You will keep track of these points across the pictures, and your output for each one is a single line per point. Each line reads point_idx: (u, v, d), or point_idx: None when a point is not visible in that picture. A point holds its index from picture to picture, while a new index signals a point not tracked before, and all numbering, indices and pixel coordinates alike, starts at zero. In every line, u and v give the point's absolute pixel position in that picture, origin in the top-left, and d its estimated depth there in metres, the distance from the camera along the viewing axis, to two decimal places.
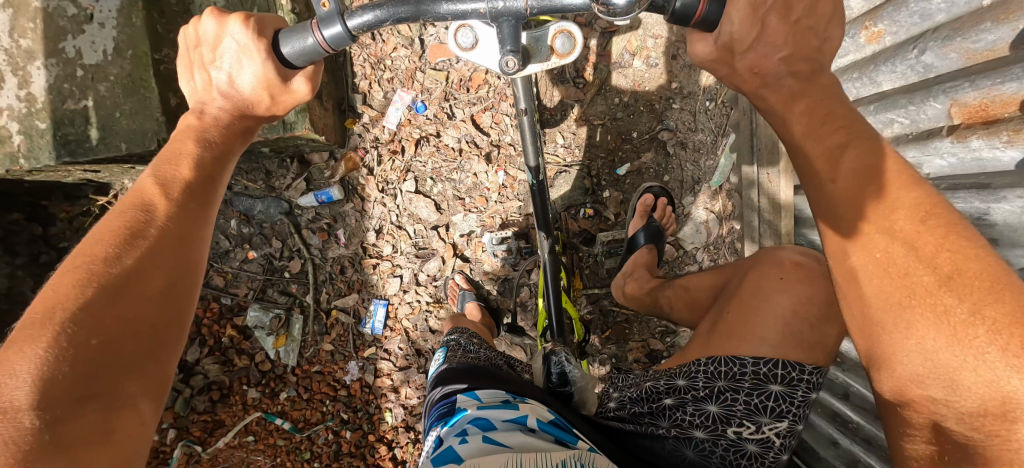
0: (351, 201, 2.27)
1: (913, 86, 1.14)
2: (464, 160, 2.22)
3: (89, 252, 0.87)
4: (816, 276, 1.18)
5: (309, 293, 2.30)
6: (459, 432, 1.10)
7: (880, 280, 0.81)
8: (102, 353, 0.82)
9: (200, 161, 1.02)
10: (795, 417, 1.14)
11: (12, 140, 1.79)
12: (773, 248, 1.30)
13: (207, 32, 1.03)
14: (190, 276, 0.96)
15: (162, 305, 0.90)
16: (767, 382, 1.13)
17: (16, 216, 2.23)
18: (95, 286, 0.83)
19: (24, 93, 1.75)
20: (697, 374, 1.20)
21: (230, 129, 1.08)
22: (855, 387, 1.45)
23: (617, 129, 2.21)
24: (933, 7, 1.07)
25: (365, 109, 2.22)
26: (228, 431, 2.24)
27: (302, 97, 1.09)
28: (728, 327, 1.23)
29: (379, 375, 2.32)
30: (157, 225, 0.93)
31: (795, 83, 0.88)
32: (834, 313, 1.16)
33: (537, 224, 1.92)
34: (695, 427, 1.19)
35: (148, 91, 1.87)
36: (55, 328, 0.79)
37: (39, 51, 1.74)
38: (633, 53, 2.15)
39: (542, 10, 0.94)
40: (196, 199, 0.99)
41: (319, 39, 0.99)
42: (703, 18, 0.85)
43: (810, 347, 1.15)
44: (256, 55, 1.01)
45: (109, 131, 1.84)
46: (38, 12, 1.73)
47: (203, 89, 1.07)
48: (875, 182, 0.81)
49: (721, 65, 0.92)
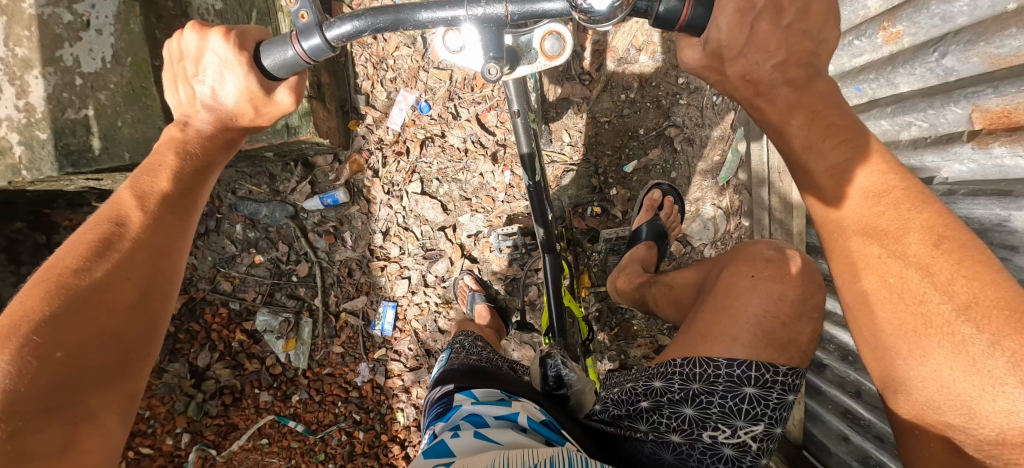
0: (357, 203, 2.26)
1: (932, 89, 1.13)
2: (470, 160, 2.20)
3: (61, 265, 0.88)
4: (788, 274, 1.16)
5: (318, 296, 2.30)
6: (452, 428, 1.13)
7: (894, 304, 0.83)
8: (66, 366, 0.82)
9: (179, 171, 1.02)
10: (770, 420, 1.14)
11: (12, 152, 1.76)
12: (749, 244, 1.28)
13: (190, 46, 1.01)
14: (165, 288, 0.96)
15: (135, 317, 0.90)
16: (741, 385, 1.13)
17: (18, 226, 2.22)
18: (63, 298, 0.84)
19: (22, 103, 1.72)
20: (672, 376, 1.20)
21: (215, 140, 1.07)
22: (868, 385, 1.46)
23: (623, 126, 2.20)
24: (955, 10, 1.04)
25: (369, 110, 2.20)
26: (242, 434, 2.25)
27: (287, 108, 1.05)
28: (701, 325, 1.22)
29: (390, 376, 2.33)
30: (131, 237, 0.93)
31: (792, 92, 0.84)
32: (805, 312, 1.16)
33: (535, 222, 1.86)
34: (671, 431, 1.19)
35: (150, 100, 1.86)
36: (19, 340, 0.79)
37: (36, 59, 1.70)
38: (638, 49, 2.11)
39: (523, 17, 0.90)
40: (174, 211, 1.00)
41: (299, 51, 0.95)
42: (690, 23, 0.79)
43: (783, 347, 1.15)
44: (238, 68, 0.99)
45: (112, 140, 1.81)
46: (33, 19, 1.69)
47: (188, 103, 1.06)
48: (885, 202, 0.84)
49: (712, 72, 0.86)
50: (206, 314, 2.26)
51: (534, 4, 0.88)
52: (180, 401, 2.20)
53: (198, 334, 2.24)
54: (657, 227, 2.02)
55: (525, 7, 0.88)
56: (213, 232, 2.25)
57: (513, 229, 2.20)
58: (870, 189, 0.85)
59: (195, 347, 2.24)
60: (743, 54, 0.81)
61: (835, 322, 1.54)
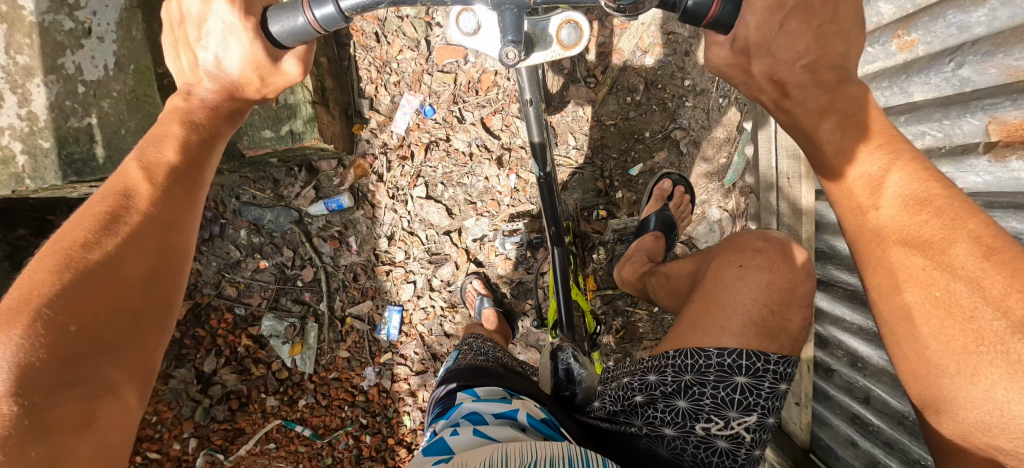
0: (361, 208, 2.25)
1: (948, 99, 1.12)
2: (475, 164, 2.20)
3: (69, 238, 0.87)
4: (776, 263, 1.18)
5: (324, 301, 2.29)
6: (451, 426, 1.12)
7: (940, 321, 0.79)
8: (81, 340, 0.81)
9: (186, 143, 1.01)
10: (763, 410, 1.15)
11: (15, 160, 1.75)
12: (739, 235, 1.29)
13: (191, 9, 0.99)
14: (177, 261, 0.95)
15: (147, 290, 0.90)
16: (732, 374, 1.14)
17: (22, 232, 2.21)
18: (73, 271, 0.83)
19: (25, 112, 1.71)
20: (666, 368, 1.19)
21: (219, 110, 1.05)
22: (876, 391, 1.46)
23: (629, 129, 2.19)
24: (973, 20, 1.03)
25: (372, 114, 2.19)
26: (249, 439, 2.26)
27: (293, 78, 1.07)
28: (693, 318, 1.23)
29: (396, 380, 2.33)
30: (139, 210, 0.93)
31: (822, 96, 0.84)
32: (795, 299, 1.17)
33: (545, 219, 1.86)
34: (665, 424, 1.19)
35: (154, 107, 1.82)
36: (31, 313, 0.79)
37: (38, 67, 1.69)
38: (645, 51, 2.10)
39: (547, 1, 0.95)
40: (182, 183, 0.99)
41: (310, 19, 0.97)
42: (716, 19, 0.82)
43: (774, 335, 1.16)
44: (243, 34, 0.98)
45: (116, 149, 1.80)
46: (34, 26, 1.67)
47: (190, 71, 1.04)
48: (928, 210, 0.81)
49: (737, 71, 0.88)
50: (212, 320, 2.26)
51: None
52: (187, 407, 2.21)
53: (204, 340, 2.24)
54: (667, 219, 2.01)
55: None
56: (218, 237, 2.24)
57: (518, 225, 2.21)
58: (907, 195, 0.83)
59: (201, 353, 2.24)
60: (772, 53, 0.82)
61: (844, 329, 1.54)
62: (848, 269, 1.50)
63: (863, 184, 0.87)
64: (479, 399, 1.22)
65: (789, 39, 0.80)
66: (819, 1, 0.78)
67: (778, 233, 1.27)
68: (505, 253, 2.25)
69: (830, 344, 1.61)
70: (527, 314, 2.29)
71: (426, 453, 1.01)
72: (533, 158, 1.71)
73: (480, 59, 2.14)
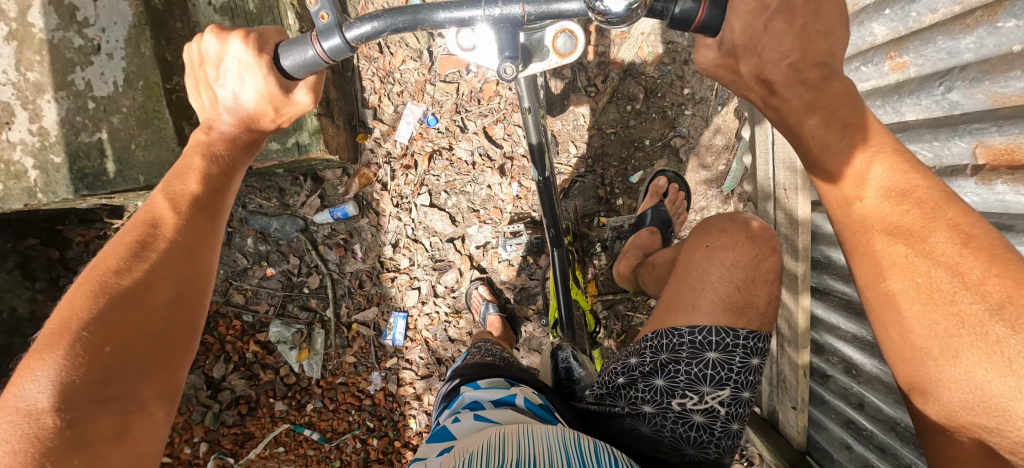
0: (366, 216, 2.29)
1: (938, 120, 1.15)
2: (478, 173, 2.23)
3: (103, 265, 0.92)
4: (739, 241, 1.29)
5: (330, 308, 2.34)
6: (455, 415, 1.20)
7: (923, 305, 0.82)
8: (115, 360, 0.86)
9: (207, 174, 1.07)
10: (736, 384, 1.21)
11: (27, 175, 1.78)
12: (709, 219, 1.40)
13: (209, 50, 1.06)
14: (200, 283, 1.00)
15: (174, 312, 0.95)
16: (703, 350, 1.21)
17: (32, 242, 2.24)
18: (106, 297, 0.89)
19: (36, 127, 1.74)
20: (645, 351, 1.28)
21: (237, 142, 1.12)
22: (870, 398, 1.50)
23: (629, 137, 2.22)
24: (962, 46, 1.06)
25: (376, 124, 2.22)
26: (258, 443, 2.31)
27: (305, 108, 1.12)
28: (668, 300, 1.33)
29: (401, 384, 2.37)
30: (165, 238, 0.98)
31: (806, 92, 0.87)
32: (760, 275, 1.27)
33: (545, 220, 1.90)
34: (645, 402, 1.24)
35: (163, 122, 1.86)
36: (70, 337, 0.84)
37: (48, 84, 1.72)
38: (644, 60, 2.14)
39: (540, 16, 0.97)
40: (205, 211, 1.04)
41: (318, 50, 0.99)
42: (703, 23, 0.85)
43: (742, 311, 1.24)
44: (258, 70, 1.04)
45: (126, 163, 1.83)
46: (44, 44, 1.70)
47: (210, 107, 1.11)
48: (908, 201, 0.85)
49: (725, 72, 0.91)
50: (220, 326, 2.29)
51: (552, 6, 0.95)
52: (197, 412, 2.25)
53: (213, 346, 2.28)
54: (661, 215, 2.04)
55: (541, 8, 0.96)
56: (225, 246, 2.28)
57: (519, 227, 2.25)
58: (891, 186, 0.87)
59: (210, 359, 2.28)
60: (758, 54, 0.86)
61: (839, 337, 1.58)
62: (844, 280, 1.53)
63: (847, 177, 0.92)
64: (479, 389, 1.29)
65: (773, 39, 0.84)
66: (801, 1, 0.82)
67: (746, 215, 1.36)
68: (507, 259, 2.29)
69: (825, 350, 1.66)
70: (530, 319, 2.34)
71: (433, 443, 1.09)
72: (533, 161, 1.72)
73: (482, 69, 2.18)
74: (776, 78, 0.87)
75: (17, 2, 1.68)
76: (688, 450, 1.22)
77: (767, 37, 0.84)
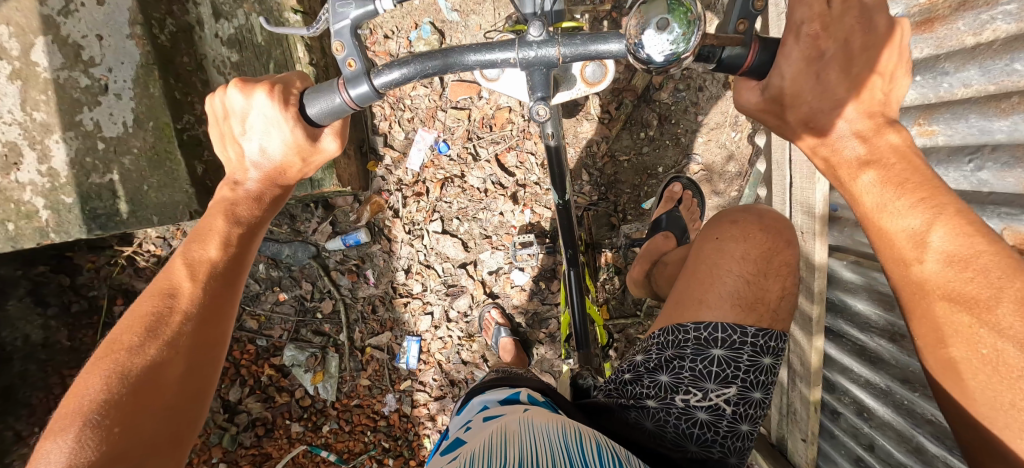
0: (378, 242, 2.28)
1: (965, 194, 1.21)
2: (490, 200, 2.22)
3: (119, 340, 0.94)
4: (751, 234, 1.25)
5: (343, 332, 2.35)
6: (464, 423, 1.14)
7: (988, 376, 0.85)
8: (124, 440, 0.87)
9: (229, 236, 1.06)
10: (743, 382, 1.19)
11: (38, 215, 1.73)
12: (721, 211, 1.36)
13: (234, 104, 1.04)
14: (211, 353, 1.01)
15: (183, 385, 0.96)
16: (708, 346, 1.20)
17: (41, 269, 2.10)
18: (119, 376, 0.90)
19: (45, 168, 1.70)
20: (651, 348, 1.28)
21: (262, 200, 1.10)
22: (881, 441, 1.54)
23: (642, 165, 2.21)
24: (994, 127, 1.12)
25: (387, 150, 2.20)
26: (276, 463, 2.33)
27: (331, 154, 1.09)
28: (677, 294, 1.31)
29: (416, 405, 2.41)
30: (181, 310, 0.99)
31: (862, 146, 0.92)
32: (771, 270, 1.24)
33: (564, 242, 1.81)
34: (648, 397, 1.22)
35: (175, 164, 1.81)
36: (83, 419, 0.86)
37: (55, 124, 1.67)
38: (658, 87, 2.11)
39: (575, 59, 0.93)
40: (222, 278, 1.04)
41: (346, 98, 0.95)
42: (752, 67, 0.87)
43: (752, 307, 1.22)
44: (284, 124, 1.02)
45: (139, 204, 1.80)
46: (49, 83, 1.65)
47: (236, 162, 1.10)
48: (973, 268, 0.84)
49: (771, 116, 0.95)
50: (234, 351, 2.30)
51: (591, 47, 0.90)
52: (214, 434, 2.28)
53: (228, 370, 2.29)
54: (677, 220, 1.97)
55: (579, 50, 0.90)
56: None
57: (530, 238, 2.21)
58: (952, 251, 0.86)
59: (226, 383, 2.29)
60: (805, 103, 0.89)
61: (852, 379, 1.61)
62: (860, 327, 1.55)
63: (906, 238, 0.90)
64: (487, 394, 1.24)
65: (825, 87, 0.86)
66: (858, 48, 0.84)
67: (761, 206, 1.33)
68: (519, 284, 2.31)
69: (836, 388, 1.69)
70: (543, 342, 2.36)
71: (442, 456, 1.03)
72: (554, 181, 1.63)
73: (494, 96, 2.16)
74: (828, 128, 0.91)
75: (19, 40, 1.62)
76: (690, 446, 1.18)
77: (819, 86, 0.87)
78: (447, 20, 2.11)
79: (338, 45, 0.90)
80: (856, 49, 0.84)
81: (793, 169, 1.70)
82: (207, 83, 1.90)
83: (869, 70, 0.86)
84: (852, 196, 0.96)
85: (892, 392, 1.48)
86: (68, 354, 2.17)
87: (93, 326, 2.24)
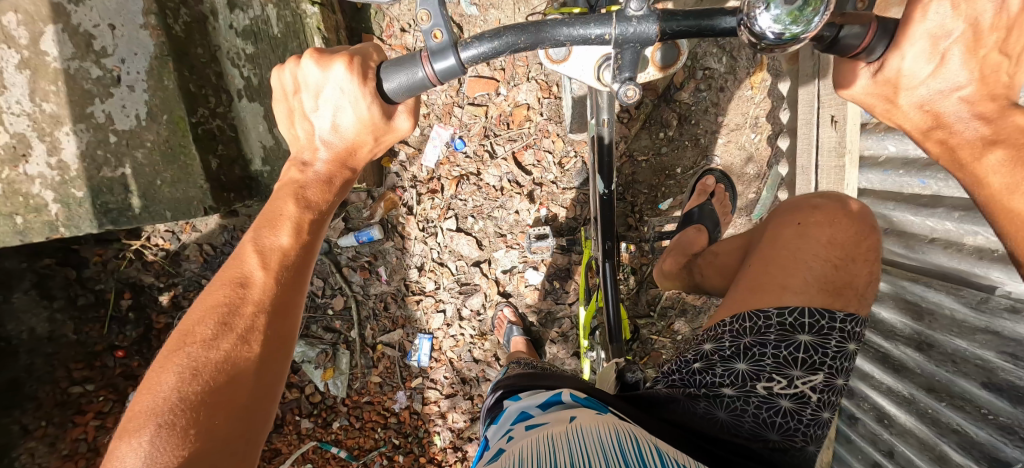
0: (391, 239, 2.26)
1: None
2: (506, 198, 2.20)
3: (191, 333, 0.96)
4: (837, 218, 1.22)
5: (355, 329, 2.33)
6: (505, 432, 1.02)
7: None
8: (202, 440, 0.89)
9: (300, 223, 1.09)
10: (830, 369, 1.15)
11: (48, 209, 1.66)
12: (794, 198, 1.33)
13: (309, 77, 1.03)
14: (282, 348, 1.03)
15: (255, 382, 0.98)
16: (795, 332, 1.16)
17: (48, 262, 2.05)
18: (193, 373, 0.93)
19: (55, 161, 1.63)
20: (722, 337, 1.23)
21: (331, 183, 1.13)
22: (901, 448, 1.55)
23: (660, 165, 2.19)
24: None
25: (402, 146, 2.16)
26: (285, 459, 2.29)
27: (403, 133, 1.11)
28: (751, 280, 1.26)
29: (426, 403, 2.40)
30: (252, 300, 1.01)
31: (984, 127, 0.91)
32: (858, 255, 1.21)
33: (602, 231, 1.74)
34: (724, 385, 1.17)
35: (189, 158, 1.77)
36: (158, 420, 0.88)
37: (66, 116, 1.61)
38: (679, 87, 2.09)
39: (678, 35, 0.90)
40: (293, 266, 1.07)
41: (428, 71, 0.92)
42: (869, 48, 0.85)
43: (839, 292, 1.19)
44: (361, 99, 1.02)
45: (152, 199, 1.75)
46: (58, 73, 1.58)
47: (305, 139, 1.11)
48: None
49: (879, 100, 0.94)
50: None
51: (699, 21, 0.88)
52: None
53: None
54: (710, 213, 1.94)
55: (683, 26, 0.88)
56: None
57: (546, 230, 2.16)
58: None
59: None
60: (916, 88, 0.90)
61: (873, 386, 1.60)
62: (884, 335, 1.55)
63: None
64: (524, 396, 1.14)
65: (948, 69, 0.87)
66: (988, 29, 0.83)
67: (837, 194, 1.30)
68: (533, 284, 2.29)
69: (855, 394, 1.68)
70: (554, 341, 2.35)
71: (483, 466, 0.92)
72: (600, 171, 1.61)
73: (513, 93, 2.14)
74: (946, 109, 0.91)
75: (28, 28, 1.54)
76: (771, 436, 1.13)
77: (940, 67, 0.87)
78: (465, 14, 2.07)
79: (424, 14, 0.85)
80: (985, 26, 0.83)
81: (820, 174, 1.69)
82: (221, 76, 1.86)
83: (999, 52, 0.86)
84: (974, 180, 0.96)
85: (915, 400, 1.48)
86: (75, 348, 2.12)
87: (100, 320, 2.19)
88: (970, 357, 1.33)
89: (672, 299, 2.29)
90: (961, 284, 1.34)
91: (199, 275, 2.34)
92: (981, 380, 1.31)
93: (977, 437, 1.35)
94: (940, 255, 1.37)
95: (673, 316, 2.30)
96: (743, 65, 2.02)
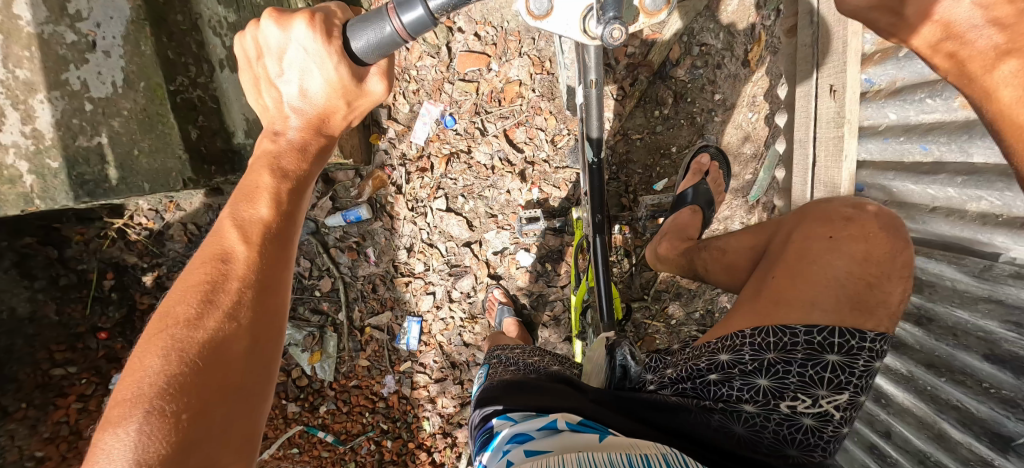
0: (380, 219, 2.21)
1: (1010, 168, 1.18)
2: (497, 177, 2.15)
3: (173, 313, 0.89)
4: (870, 232, 1.14)
5: (342, 311, 2.28)
6: (502, 457, 0.93)
7: None
8: (194, 426, 0.84)
9: (278, 193, 1.01)
10: (857, 388, 1.08)
11: (22, 180, 1.58)
12: (823, 202, 1.23)
13: (270, 39, 0.99)
14: (273, 324, 0.96)
15: (248, 363, 0.91)
16: (823, 352, 1.08)
17: (28, 240, 2.00)
18: (178, 354, 0.86)
19: (30, 129, 1.55)
20: (742, 348, 1.13)
21: (307, 151, 1.05)
22: (898, 428, 1.50)
23: (655, 144, 2.14)
24: None
25: (391, 123, 2.12)
26: (272, 443, 2.24)
27: (378, 98, 1.06)
28: (773, 290, 1.17)
29: (415, 387, 2.34)
30: (236, 275, 0.94)
31: (998, 34, 0.90)
32: (894, 271, 1.12)
33: (592, 208, 1.71)
34: (743, 401, 1.11)
35: (168, 127, 1.72)
36: (145, 405, 0.82)
37: (40, 82, 1.52)
38: (675, 64, 2.04)
39: None
40: (276, 239, 0.99)
41: (397, 26, 0.90)
42: None
43: (870, 309, 1.10)
44: (327, 59, 0.97)
45: (130, 171, 1.69)
46: (32, 38, 1.50)
47: (274, 107, 1.06)
48: None
49: (884, 13, 0.94)
50: None
51: None
52: None
53: None
54: (703, 193, 1.90)
55: None
56: None
57: (536, 213, 2.13)
58: None
59: None
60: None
61: None
62: None
63: None
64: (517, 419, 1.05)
65: None
66: None
67: (866, 202, 1.21)
68: (524, 265, 2.24)
69: None
70: (547, 325, 2.30)
71: None
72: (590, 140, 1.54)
73: (504, 68, 2.08)
74: (958, 16, 0.92)
75: None
76: (791, 452, 1.09)
77: None
78: None
79: None
80: None
81: (817, 147, 1.64)
82: (202, 45, 1.81)
83: None
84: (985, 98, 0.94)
85: (913, 377, 1.44)
86: (57, 329, 2.06)
87: (82, 300, 2.13)
88: (971, 329, 1.28)
89: (666, 282, 2.24)
90: (963, 253, 1.31)
91: (184, 255, 2.29)
92: (982, 352, 1.26)
93: (978, 412, 1.28)
94: (942, 224, 1.33)
95: (667, 299, 2.25)
96: (740, 42, 1.97)
